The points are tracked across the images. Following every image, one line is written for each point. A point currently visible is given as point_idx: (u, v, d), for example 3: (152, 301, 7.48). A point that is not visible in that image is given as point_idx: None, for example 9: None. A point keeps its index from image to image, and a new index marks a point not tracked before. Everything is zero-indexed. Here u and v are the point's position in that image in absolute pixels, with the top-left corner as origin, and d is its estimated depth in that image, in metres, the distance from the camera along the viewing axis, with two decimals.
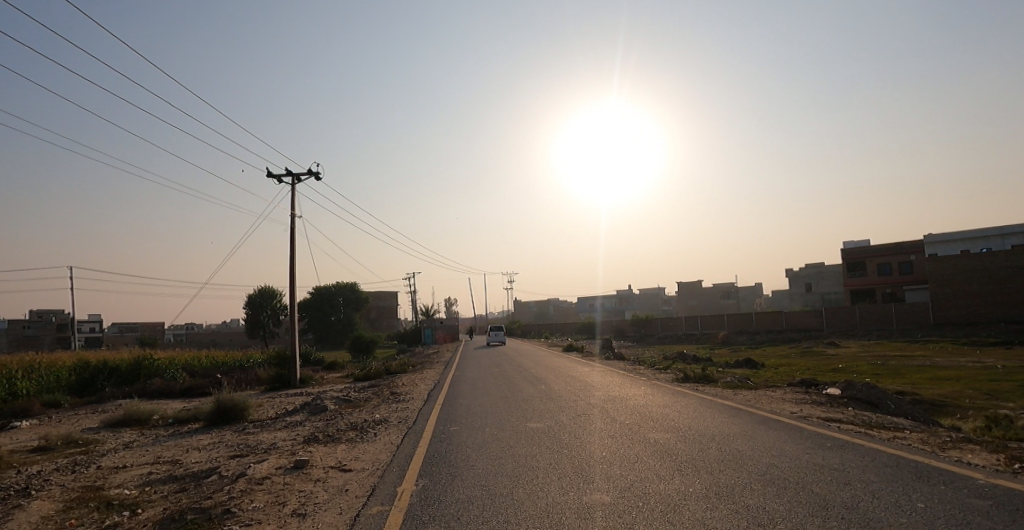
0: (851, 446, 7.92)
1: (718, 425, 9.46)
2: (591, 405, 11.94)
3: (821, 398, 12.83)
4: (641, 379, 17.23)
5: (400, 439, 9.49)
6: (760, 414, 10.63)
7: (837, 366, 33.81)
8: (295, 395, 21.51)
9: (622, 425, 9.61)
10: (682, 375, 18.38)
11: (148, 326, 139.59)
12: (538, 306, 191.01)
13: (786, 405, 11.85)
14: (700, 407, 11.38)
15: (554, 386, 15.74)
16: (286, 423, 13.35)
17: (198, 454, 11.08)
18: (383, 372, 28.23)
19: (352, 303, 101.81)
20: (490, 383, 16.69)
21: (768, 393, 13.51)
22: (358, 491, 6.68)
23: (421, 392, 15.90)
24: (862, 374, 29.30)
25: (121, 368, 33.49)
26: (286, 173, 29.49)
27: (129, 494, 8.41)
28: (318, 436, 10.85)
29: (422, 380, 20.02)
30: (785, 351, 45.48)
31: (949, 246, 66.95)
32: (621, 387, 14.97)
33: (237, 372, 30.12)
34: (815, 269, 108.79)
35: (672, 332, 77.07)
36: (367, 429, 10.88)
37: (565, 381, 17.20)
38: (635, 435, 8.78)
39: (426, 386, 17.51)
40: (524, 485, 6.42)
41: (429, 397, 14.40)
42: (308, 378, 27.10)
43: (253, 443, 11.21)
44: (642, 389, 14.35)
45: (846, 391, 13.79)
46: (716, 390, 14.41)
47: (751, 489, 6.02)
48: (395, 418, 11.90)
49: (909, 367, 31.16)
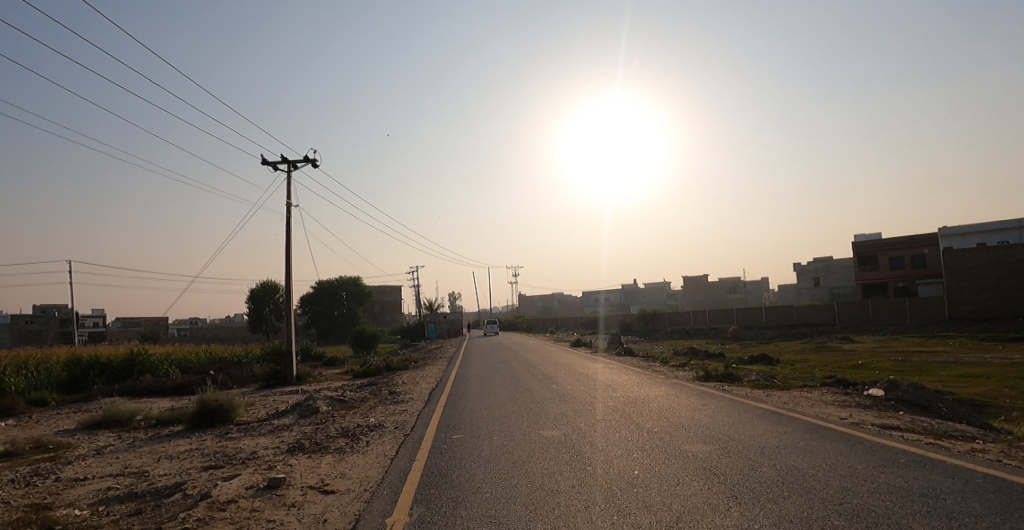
0: (931, 463, 6.63)
1: (763, 436, 8.16)
2: (611, 408, 10.67)
3: (865, 401, 11.50)
4: (660, 378, 15.95)
5: (395, 449, 8.25)
6: (806, 420, 9.31)
7: (856, 362, 32.42)
8: (288, 394, 20.29)
9: (651, 435, 8.33)
10: (702, 374, 17.03)
11: (152, 321, 139.27)
12: (542, 301, 189.59)
13: (829, 408, 10.55)
14: (734, 412, 10.08)
15: (567, 386, 14.39)
16: (272, 427, 12.16)
17: (169, 464, 9.89)
18: (384, 369, 26.94)
19: (355, 297, 100.73)
20: (496, 383, 15.40)
21: (804, 394, 12.20)
22: (338, 522, 5.45)
23: (421, 392, 14.62)
24: (884, 371, 27.93)
25: (114, 364, 32.43)
26: (282, 159, 28.04)
27: (77, 516, 7.21)
28: (304, 445, 9.61)
29: (422, 379, 18.73)
30: (798, 346, 44.22)
31: (965, 239, 65.12)
32: (639, 388, 13.67)
33: (233, 369, 28.92)
34: (824, 263, 107.02)
35: (680, 327, 75.56)
36: (359, 437, 9.64)
37: (577, 380, 15.92)
38: (669, 447, 7.53)
39: (426, 385, 16.31)
40: (543, 517, 5.16)
41: (430, 398, 13.16)
42: (305, 375, 25.89)
43: (231, 453, 9.97)
44: (664, 390, 13.04)
45: (890, 392, 12.44)
46: (745, 390, 13.12)
47: (831, 525, 4.76)
48: (391, 423, 10.69)
49: (934, 363, 29.77)
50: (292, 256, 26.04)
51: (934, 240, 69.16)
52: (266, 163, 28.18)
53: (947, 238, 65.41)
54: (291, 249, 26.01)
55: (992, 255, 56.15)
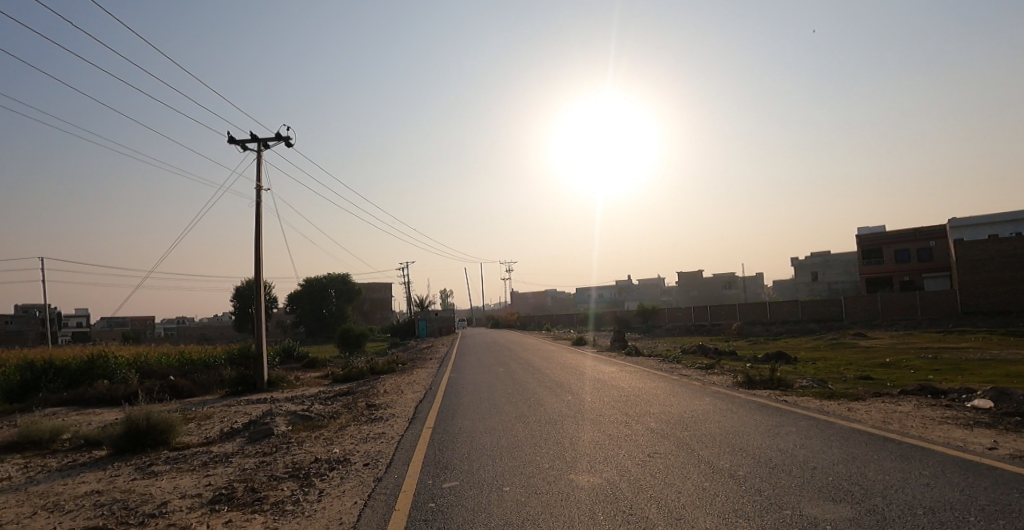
0: None
1: (911, 489, 5.46)
2: (655, 432, 8.02)
3: (983, 418, 8.87)
4: (696, 385, 13.17)
5: (357, 513, 5.43)
6: (946, 454, 6.61)
7: (883, 360, 29.85)
8: (253, 404, 17.31)
9: (742, 485, 5.58)
10: (742, 379, 14.33)
11: (138, 321, 135.97)
12: (535, 298, 187.30)
13: (949, 431, 7.89)
14: (836, 440, 7.39)
15: (585, 398, 11.60)
16: (208, 458, 9.27)
17: (43, 521, 6.98)
18: (367, 373, 23.93)
19: (344, 295, 97.41)
20: (495, 394, 12.65)
21: (898, 410, 9.53)
22: None
23: (405, 406, 11.81)
24: (919, 369, 25.38)
25: (69, 368, 29.17)
26: (250, 138, 24.88)
27: None
28: (233, 496, 6.73)
29: (407, 385, 15.90)
30: (811, 343, 41.94)
31: (975, 231, 62.73)
32: (681, 399, 10.93)
33: (199, 372, 25.94)
34: (822, 257, 104.88)
35: (681, 324, 72.99)
36: (312, 482, 6.80)
37: (595, 389, 13.11)
38: (785, 509, 4.87)
39: (412, 395, 13.48)
40: None
41: (417, 415, 10.36)
42: (279, 379, 22.99)
43: (134, 504, 7.07)
44: (714, 403, 10.31)
45: (1001, 402, 9.81)
46: (814, 402, 10.50)
47: None
48: (359, 456, 7.81)
49: (971, 361, 27.32)
50: (262, 247, 22.98)
51: (941, 233, 66.99)
52: (232, 142, 24.99)
53: (957, 230, 63.12)
54: (260, 240, 23.02)
55: (1006, 247, 53.87)
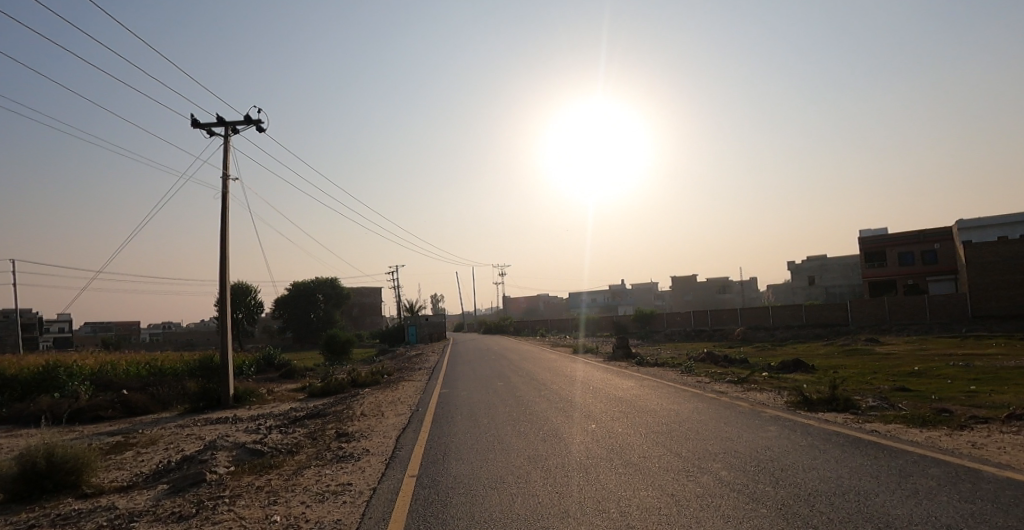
0: None
1: None
2: (737, 492, 5.52)
3: None
4: (744, 407, 10.72)
5: None
6: None
7: (911, 368, 27.51)
8: (207, 428, 14.57)
9: None
10: (795, 398, 11.93)
11: (124, 326, 132.60)
12: (527, 303, 185.15)
13: None
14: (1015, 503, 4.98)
15: (616, 428, 9.09)
16: (107, 520, 6.72)
17: None
18: (347, 386, 21.38)
19: (332, 300, 94.81)
20: (497, 420, 10.14)
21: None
22: None
23: (382, 438, 9.32)
24: (956, 379, 23.14)
25: (19, 379, 26.35)
26: (218, 122, 22.22)
27: None
28: None
29: (389, 405, 13.40)
30: (823, 348, 39.81)
31: (984, 233, 61.01)
32: (735, 429, 8.53)
33: (159, 384, 23.20)
34: (819, 261, 103.21)
35: (679, 329, 70.75)
36: None
37: (618, 412, 10.60)
38: None
39: (392, 421, 10.92)
40: None
41: (397, 454, 7.80)
42: (247, 393, 20.37)
43: None
44: (784, 437, 7.92)
45: None
46: (913, 434, 8.10)
47: None
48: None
49: (1007, 368, 25.15)
50: (228, 243, 20.34)
51: (945, 235, 65.18)
52: (197, 127, 22.35)
53: (966, 231, 61.34)
54: (226, 235, 20.31)
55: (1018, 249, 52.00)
